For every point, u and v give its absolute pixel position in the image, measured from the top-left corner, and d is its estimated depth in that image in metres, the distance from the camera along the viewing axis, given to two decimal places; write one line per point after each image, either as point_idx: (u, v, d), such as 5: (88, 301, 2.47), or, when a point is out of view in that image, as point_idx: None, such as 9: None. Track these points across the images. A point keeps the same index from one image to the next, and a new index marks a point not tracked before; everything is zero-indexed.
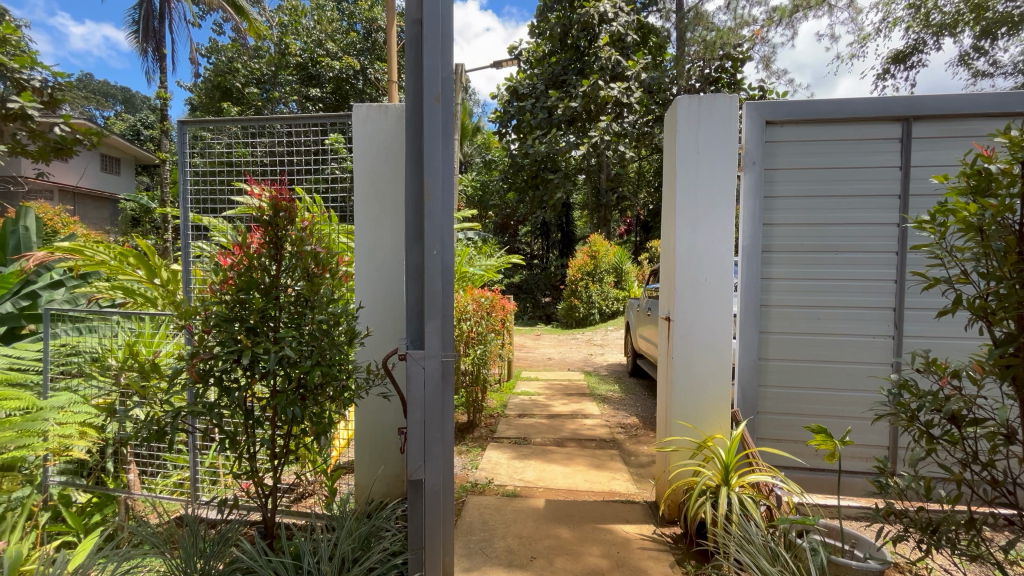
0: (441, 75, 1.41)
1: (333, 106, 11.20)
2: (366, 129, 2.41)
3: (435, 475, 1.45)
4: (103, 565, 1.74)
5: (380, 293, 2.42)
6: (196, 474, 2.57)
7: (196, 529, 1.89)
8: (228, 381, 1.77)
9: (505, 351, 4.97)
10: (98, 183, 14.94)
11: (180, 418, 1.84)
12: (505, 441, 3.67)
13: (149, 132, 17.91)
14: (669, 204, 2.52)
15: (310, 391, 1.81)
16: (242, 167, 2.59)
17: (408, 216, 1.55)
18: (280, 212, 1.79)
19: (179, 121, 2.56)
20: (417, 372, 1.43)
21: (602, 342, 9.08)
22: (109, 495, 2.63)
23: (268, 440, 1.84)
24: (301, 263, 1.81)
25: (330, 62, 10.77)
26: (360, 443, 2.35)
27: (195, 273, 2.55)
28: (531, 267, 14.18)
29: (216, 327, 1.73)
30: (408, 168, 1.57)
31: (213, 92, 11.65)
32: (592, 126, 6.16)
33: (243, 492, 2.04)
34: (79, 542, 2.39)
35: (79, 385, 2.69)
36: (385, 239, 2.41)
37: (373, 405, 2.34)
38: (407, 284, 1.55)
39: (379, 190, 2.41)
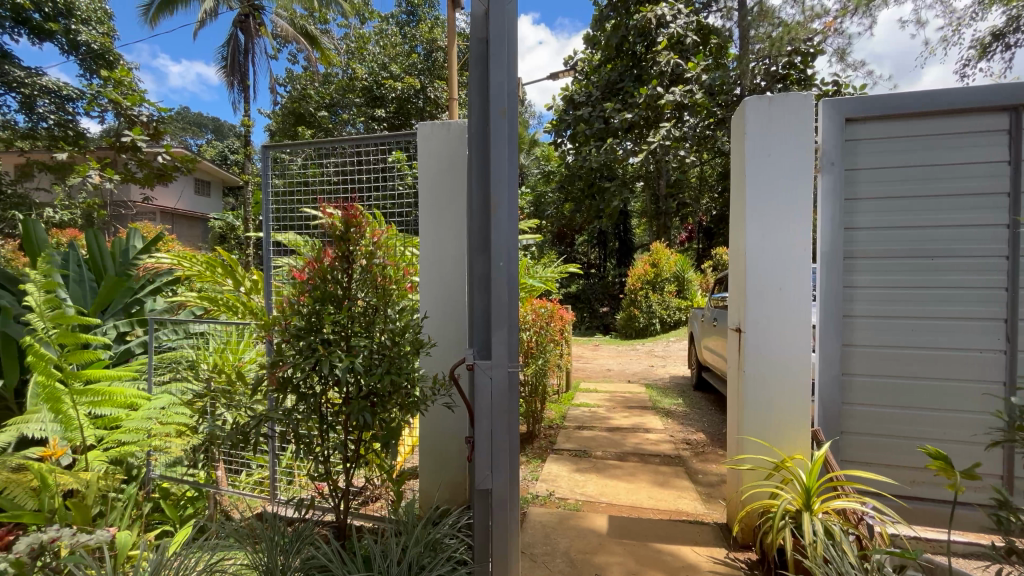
0: (507, 88, 1.43)
1: (395, 125, 11.66)
2: (429, 145, 2.51)
3: (503, 483, 1.47)
4: (198, 554, 1.88)
5: (444, 303, 2.49)
6: (274, 473, 2.73)
7: (276, 527, 2.01)
8: (305, 388, 1.88)
9: (564, 361, 4.94)
10: (192, 204, 16.56)
11: (261, 421, 1.97)
12: (565, 454, 3.63)
13: (234, 156, 19.65)
14: (737, 209, 2.40)
15: (379, 399, 1.88)
16: (316, 187, 2.78)
17: (474, 227, 1.59)
18: (351, 228, 1.88)
19: (262, 146, 2.75)
20: (484, 382, 1.45)
21: (664, 353, 8.79)
22: (201, 491, 2.87)
23: (341, 445, 1.93)
24: (371, 275, 1.90)
25: (393, 83, 11.26)
26: (423, 451, 2.41)
27: (274, 286, 2.75)
28: (588, 276, 14.02)
29: (296, 336, 1.85)
30: (474, 181, 1.61)
31: (289, 118, 12.59)
32: (651, 132, 5.92)
33: (318, 494, 2.16)
34: (176, 532, 2.61)
35: (176, 388, 2.96)
36: (448, 251, 2.48)
37: (436, 415, 2.40)
38: (475, 294, 1.59)
39: (442, 203, 2.50)
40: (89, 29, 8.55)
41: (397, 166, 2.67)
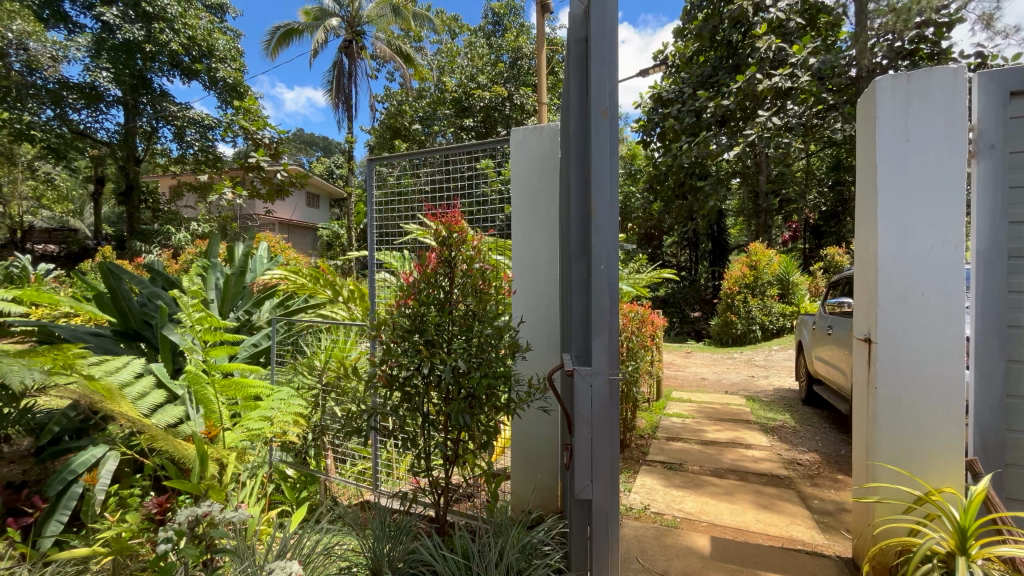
0: (609, 88, 1.36)
1: (482, 133, 11.95)
2: (522, 151, 2.53)
3: (603, 498, 1.38)
4: (315, 536, 2.05)
5: (539, 307, 2.48)
6: (376, 464, 2.91)
7: (382, 517, 2.12)
8: (410, 388, 1.97)
9: (655, 368, 4.73)
10: (304, 215, 18.44)
11: (369, 416, 2.10)
12: (658, 466, 3.46)
13: (340, 171, 21.53)
14: (867, 204, 2.13)
15: (477, 400, 1.92)
16: (412, 196, 2.93)
17: (575, 232, 1.55)
18: (453, 234, 1.94)
19: (365, 160, 2.95)
20: (583, 391, 1.38)
21: (765, 363, 8.10)
22: (313, 476, 3.14)
23: (441, 444, 1.99)
24: (471, 280, 1.94)
25: (481, 93, 11.54)
26: (517, 452, 2.42)
27: (377, 292, 2.93)
28: (679, 279, 13.37)
29: (402, 337, 1.94)
30: (575, 183, 1.57)
31: (386, 132, 13.50)
32: (747, 125, 5.17)
33: (419, 488, 2.25)
34: (293, 512, 2.88)
35: (295, 381, 3.28)
36: (541, 257, 2.48)
37: (531, 418, 2.40)
38: (574, 298, 1.55)
39: (536, 209, 2.50)
40: (226, 64, 9.94)
41: (484, 173, 2.71)
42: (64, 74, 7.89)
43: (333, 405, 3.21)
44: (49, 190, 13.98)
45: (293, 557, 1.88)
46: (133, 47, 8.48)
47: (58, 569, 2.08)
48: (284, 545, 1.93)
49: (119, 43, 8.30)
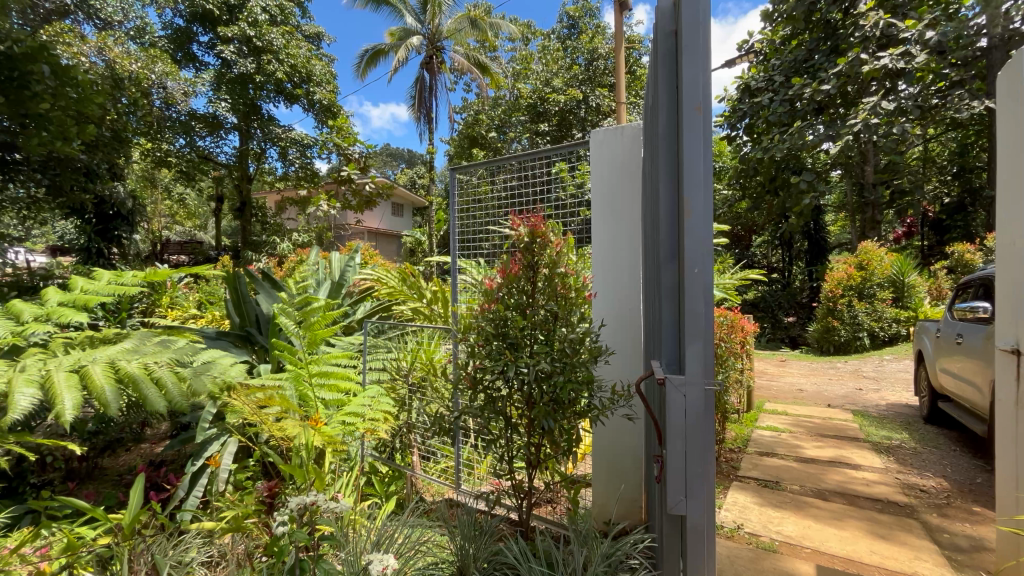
0: (702, 81, 1.29)
1: (557, 137, 11.89)
2: (602, 152, 2.49)
3: (700, 515, 1.28)
4: (404, 530, 2.14)
5: (622, 313, 2.42)
6: (458, 463, 3.00)
7: (469, 517, 2.17)
8: (493, 391, 2.00)
9: (746, 377, 4.42)
10: (389, 224, 19.62)
11: (455, 418, 2.16)
12: (751, 483, 3.22)
13: (422, 181, 22.63)
14: (1012, 192, 1.84)
15: (559, 406, 1.91)
16: (490, 202, 2.99)
17: (666, 234, 1.49)
18: (535, 239, 1.95)
19: (447, 170, 3.07)
20: (676, 402, 1.30)
21: (875, 374, 7.26)
22: (400, 472, 3.30)
23: (524, 448, 2.00)
24: (553, 285, 1.94)
25: (556, 97, 11.47)
26: (598, 461, 2.37)
27: (460, 296, 3.04)
28: (771, 282, 12.42)
29: (487, 340, 1.97)
30: (665, 183, 1.50)
31: (464, 141, 13.95)
32: (850, 112, 4.62)
33: (502, 490, 2.27)
34: (383, 505, 3.05)
35: (384, 380, 3.49)
36: (621, 260, 2.43)
37: (615, 426, 2.34)
38: (664, 303, 1.49)
39: (616, 212, 2.45)
40: (323, 88, 10.58)
41: (559, 176, 2.68)
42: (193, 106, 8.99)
43: (418, 405, 3.37)
44: (181, 207, 16.17)
45: (385, 548, 1.99)
46: (246, 79, 9.60)
47: (190, 541, 2.38)
48: (377, 538, 2.04)
49: (235, 76, 9.59)
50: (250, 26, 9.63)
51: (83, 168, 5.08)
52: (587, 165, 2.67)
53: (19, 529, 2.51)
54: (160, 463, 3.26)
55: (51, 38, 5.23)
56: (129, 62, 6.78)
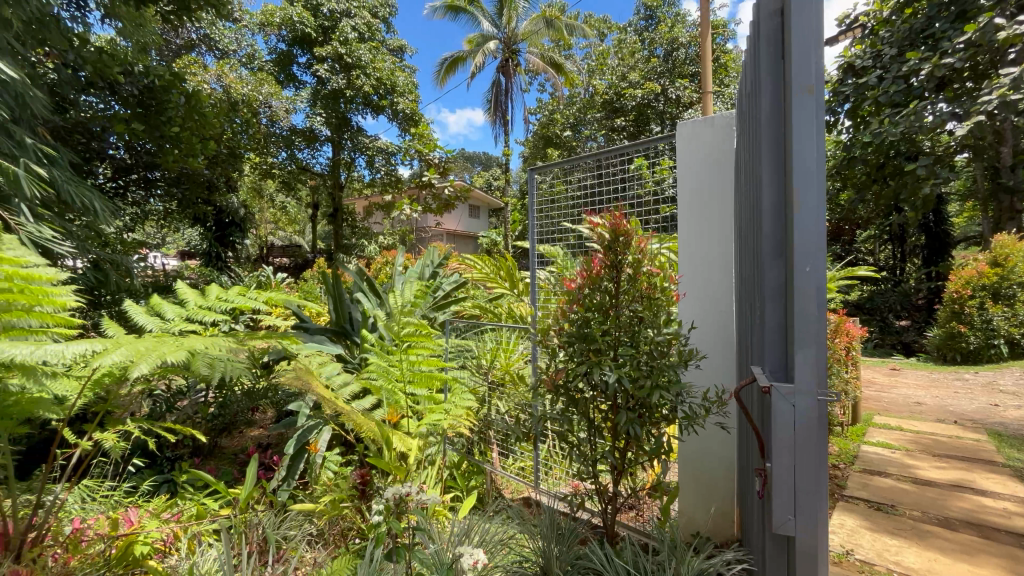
0: (816, 59, 1.17)
1: (634, 133, 11.45)
2: (690, 143, 2.37)
3: (812, 537, 1.17)
4: (488, 525, 2.19)
5: (713, 313, 2.29)
6: (537, 462, 3.01)
7: (551, 519, 2.16)
8: (576, 393, 1.98)
9: (851, 386, 3.99)
10: (467, 225, 20.27)
11: (537, 418, 2.15)
12: (860, 505, 2.90)
13: (498, 183, 23.04)
14: None
15: (645, 410, 1.84)
16: (568, 200, 2.96)
17: (769, 229, 1.38)
18: (619, 237, 1.89)
19: (527, 169, 3.09)
20: (783, 412, 1.20)
21: (1018, 387, 6.24)
22: (480, 467, 3.39)
23: (607, 453, 1.94)
24: (639, 285, 1.89)
25: (633, 92, 11.04)
26: (685, 470, 2.26)
27: (539, 295, 3.04)
28: (880, 281, 11.15)
29: (569, 341, 1.94)
30: (768, 174, 1.39)
31: (539, 142, 13.97)
32: (982, 86, 3.98)
33: (584, 494, 2.23)
34: (465, 499, 3.16)
35: (465, 377, 3.60)
36: (712, 258, 2.30)
37: (705, 435, 2.22)
38: (767, 304, 1.37)
39: (706, 207, 2.32)
40: (405, 97, 10.97)
41: (638, 172, 2.57)
42: (293, 122, 10.05)
43: (499, 403, 3.45)
44: (284, 214, 17.83)
45: (471, 541, 2.04)
46: (338, 94, 10.33)
47: (293, 519, 2.61)
48: (462, 531, 2.09)
49: (328, 92, 10.36)
50: (342, 44, 10.30)
51: (206, 181, 5.81)
52: (666, 160, 2.51)
53: (158, 496, 2.91)
54: (267, 445, 3.62)
55: (179, 69, 6.03)
56: (241, 86, 7.62)
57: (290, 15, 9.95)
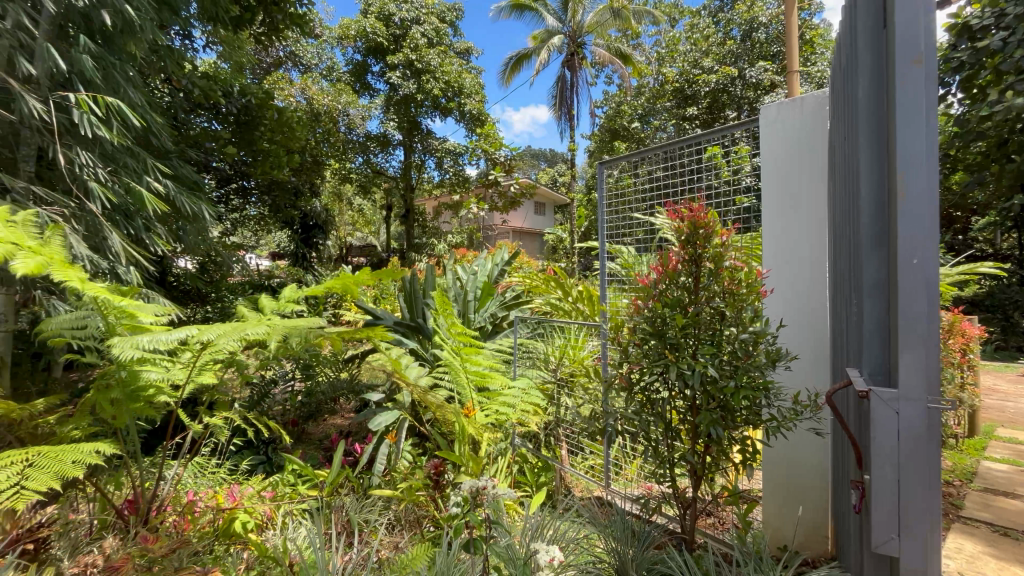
0: (924, 25, 1.03)
1: (708, 121, 10.81)
2: (776, 129, 2.21)
3: (921, 561, 1.04)
4: (561, 524, 2.18)
5: (803, 310, 2.11)
6: (608, 462, 2.96)
7: (626, 521, 2.11)
8: (652, 392, 1.91)
9: (967, 394, 3.53)
10: (533, 222, 20.37)
11: (611, 417, 2.09)
12: (981, 528, 2.56)
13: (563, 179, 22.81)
14: None
15: (729, 412, 1.75)
16: (639, 194, 2.86)
17: (867, 219, 1.25)
18: (700, 230, 1.81)
19: (598, 163, 3.01)
20: (886, 420, 1.08)
21: None
22: (548, 464, 3.38)
23: (687, 455, 1.86)
24: (721, 279, 1.79)
25: (707, 76, 10.41)
26: (770, 478, 2.12)
27: (609, 292, 2.97)
28: (1003, 275, 9.75)
29: (645, 338, 1.88)
30: (867, 158, 1.26)
31: (606, 135, 13.69)
32: None
33: (660, 498, 2.15)
34: (534, 495, 3.17)
35: (535, 374, 3.61)
36: (801, 251, 2.12)
37: (794, 441, 2.07)
38: (865, 301, 1.24)
39: (794, 197, 2.15)
40: (472, 99, 11.25)
41: (712, 163, 2.43)
42: (369, 129, 10.82)
43: (567, 400, 3.43)
44: (361, 216, 18.91)
45: (547, 538, 2.05)
46: (409, 99, 10.76)
47: (374, 504, 2.77)
48: (534, 528, 2.09)
49: (400, 98, 10.84)
50: (412, 51, 10.71)
51: (293, 188, 6.10)
52: (745, 147, 2.35)
53: (256, 475, 3.21)
54: (348, 433, 3.84)
55: (271, 86, 6.76)
56: (322, 97, 8.16)
57: (365, 27, 10.56)
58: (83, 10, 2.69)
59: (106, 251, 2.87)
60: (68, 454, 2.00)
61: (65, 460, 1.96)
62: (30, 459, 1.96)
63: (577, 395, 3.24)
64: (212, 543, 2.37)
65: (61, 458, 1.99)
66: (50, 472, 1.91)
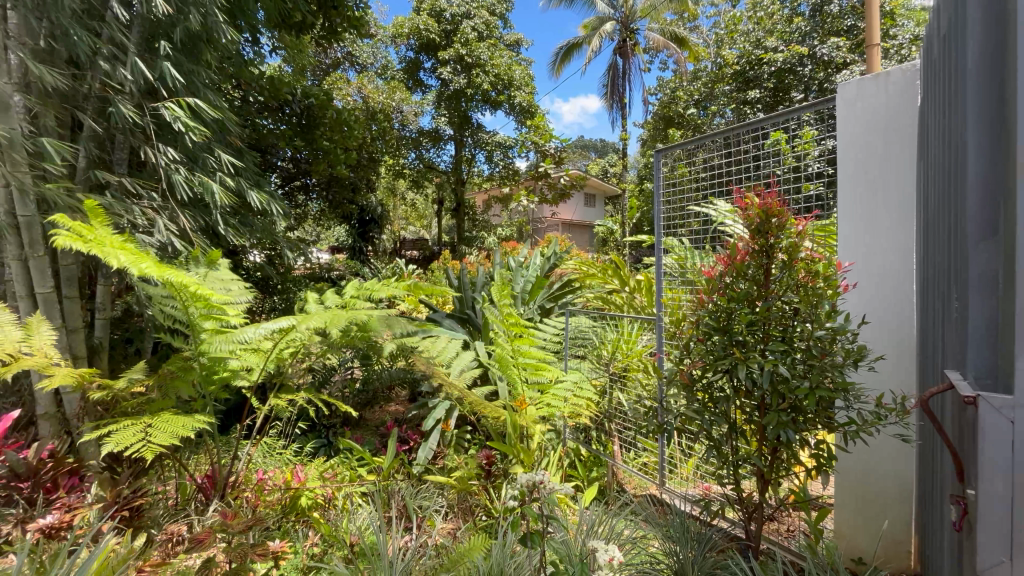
0: None
1: (771, 104, 10.01)
2: (857, 108, 2.03)
3: None
4: (618, 522, 2.14)
5: (889, 305, 1.94)
6: (663, 460, 2.87)
7: (685, 523, 2.04)
8: (715, 391, 1.82)
9: None
10: (583, 215, 20.16)
11: (668, 414, 2.01)
12: None
13: (613, 170, 22.32)
14: None
15: (801, 413, 1.64)
16: (697, 183, 2.72)
17: (975, 203, 1.11)
18: (771, 219, 1.69)
19: (653, 150, 2.88)
20: (997, 429, 0.95)
21: None
22: (599, 459, 3.34)
23: (753, 458, 1.76)
24: (795, 272, 1.67)
25: (772, 56, 9.71)
26: (844, 487, 1.99)
27: (665, 285, 2.85)
28: None
29: (708, 335, 1.79)
30: (976, 135, 1.12)
31: (660, 123, 13.23)
32: None
33: (721, 501, 2.06)
34: (586, 489, 3.15)
35: (586, 368, 3.56)
36: (886, 240, 1.95)
37: (873, 450, 1.92)
38: (971, 296, 1.11)
39: (877, 182, 1.97)
40: (522, 91, 11.20)
41: (777, 148, 2.28)
42: (420, 125, 11.03)
43: (620, 395, 3.36)
44: (412, 210, 19.40)
45: (601, 535, 2.02)
46: (459, 94, 10.86)
47: (427, 491, 2.84)
48: (587, 526, 2.07)
49: (451, 93, 10.95)
50: (463, 45, 10.77)
51: (351, 184, 6.32)
52: (811, 130, 2.18)
53: (318, 457, 3.39)
54: (402, 421, 3.96)
55: (330, 86, 7.00)
56: (377, 95, 8.40)
57: (417, 24, 10.73)
58: (166, 25, 2.91)
59: (186, 243, 3.10)
60: (181, 421, 2.31)
61: (180, 424, 2.28)
62: (149, 424, 2.26)
63: (631, 390, 3.17)
64: (280, 520, 2.54)
65: (174, 423, 2.31)
66: (171, 433, 2.24)
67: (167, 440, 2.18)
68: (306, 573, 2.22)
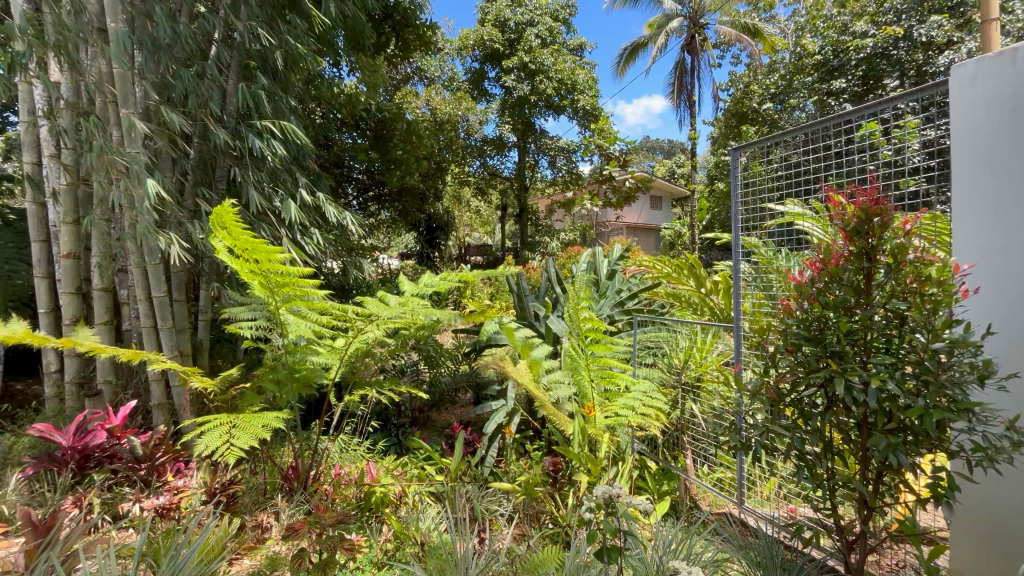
0: None
1: (860, 93, 9.19)
2: (974, 91, 1.80)
3: None
4: (694, 541, 2.03)
5: (1020, 311, 1.69)
6: (742, 477, 2.70)
7: (771, 548, 1.90)
8: (808, 406, 1.67)
9: None
10: (648, 218, 19.58)
11: (750, 430, 1.87)
12: None
13: (681, 171, 21.54)
14: None
15: (913, 434, 1.48)
16: (778, 181, 2.54)
17: None
18: (873, 219, 1.54)
19: (730, 148, 2.72)
20: None
21: None
22: (671, 472, 3.21)
23: (853, 481, 1.60)
24: (902, 277, 1.51)
25: (860, 41, 8.87)
26: (965, 518, 1.77)
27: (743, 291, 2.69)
28: None
29: (799, 346, 1.65)
30: None
31: (732, 119, 12.73)
32: None
33: (813, 527, 1.89)
34: (656, 503, 3.04)
35: (656, 377, 3.42)
36: (1014, 238, 1.70)
37: (1001, 480, 1.69)
38: None
39: (999, 173, 1.74)
40: (585, 94, 11.12)
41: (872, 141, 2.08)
42: (485, 133, 11.24)
43: (693, 407, 3.20)
44: (475, 216, 19.80)
45: (677, 555, 1.92)
46: (523, 101, 10.91)
47: (493, 496, 2.87)
48: (663, 543, 1.98)
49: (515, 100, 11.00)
50: (527, 53, 10.86)
51: (419, 194, 6.53)
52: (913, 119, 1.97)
53: (390, 456, 3.53)
54: (468, 425, 4.03)
55: (401, 100, 7.31)
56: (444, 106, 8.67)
57: (482, 35, 10.98)
58: (260, 53, 3.18)
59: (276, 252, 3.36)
60: (258, 421, 2.47)
61: (259, 425, 2.45)
62: (234, 424, 2.46)
63: (706, 402, 3.01)
64: (357, 514, 2.67)
65: (254, 424, 2.48)
66: (250, 433, 2.41)
67: (246, 441, 2.35)
68: (380, 569, 2.30)
